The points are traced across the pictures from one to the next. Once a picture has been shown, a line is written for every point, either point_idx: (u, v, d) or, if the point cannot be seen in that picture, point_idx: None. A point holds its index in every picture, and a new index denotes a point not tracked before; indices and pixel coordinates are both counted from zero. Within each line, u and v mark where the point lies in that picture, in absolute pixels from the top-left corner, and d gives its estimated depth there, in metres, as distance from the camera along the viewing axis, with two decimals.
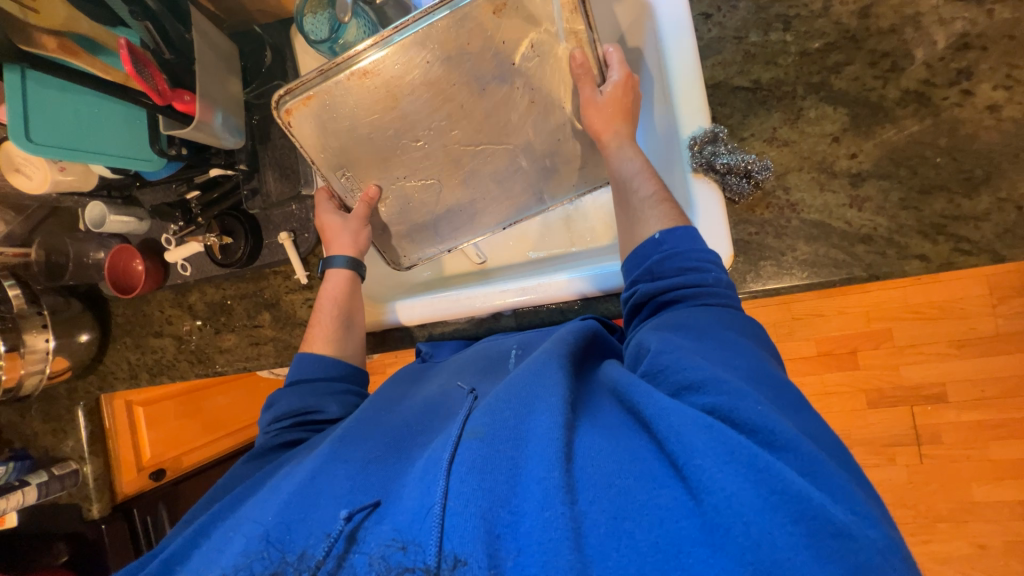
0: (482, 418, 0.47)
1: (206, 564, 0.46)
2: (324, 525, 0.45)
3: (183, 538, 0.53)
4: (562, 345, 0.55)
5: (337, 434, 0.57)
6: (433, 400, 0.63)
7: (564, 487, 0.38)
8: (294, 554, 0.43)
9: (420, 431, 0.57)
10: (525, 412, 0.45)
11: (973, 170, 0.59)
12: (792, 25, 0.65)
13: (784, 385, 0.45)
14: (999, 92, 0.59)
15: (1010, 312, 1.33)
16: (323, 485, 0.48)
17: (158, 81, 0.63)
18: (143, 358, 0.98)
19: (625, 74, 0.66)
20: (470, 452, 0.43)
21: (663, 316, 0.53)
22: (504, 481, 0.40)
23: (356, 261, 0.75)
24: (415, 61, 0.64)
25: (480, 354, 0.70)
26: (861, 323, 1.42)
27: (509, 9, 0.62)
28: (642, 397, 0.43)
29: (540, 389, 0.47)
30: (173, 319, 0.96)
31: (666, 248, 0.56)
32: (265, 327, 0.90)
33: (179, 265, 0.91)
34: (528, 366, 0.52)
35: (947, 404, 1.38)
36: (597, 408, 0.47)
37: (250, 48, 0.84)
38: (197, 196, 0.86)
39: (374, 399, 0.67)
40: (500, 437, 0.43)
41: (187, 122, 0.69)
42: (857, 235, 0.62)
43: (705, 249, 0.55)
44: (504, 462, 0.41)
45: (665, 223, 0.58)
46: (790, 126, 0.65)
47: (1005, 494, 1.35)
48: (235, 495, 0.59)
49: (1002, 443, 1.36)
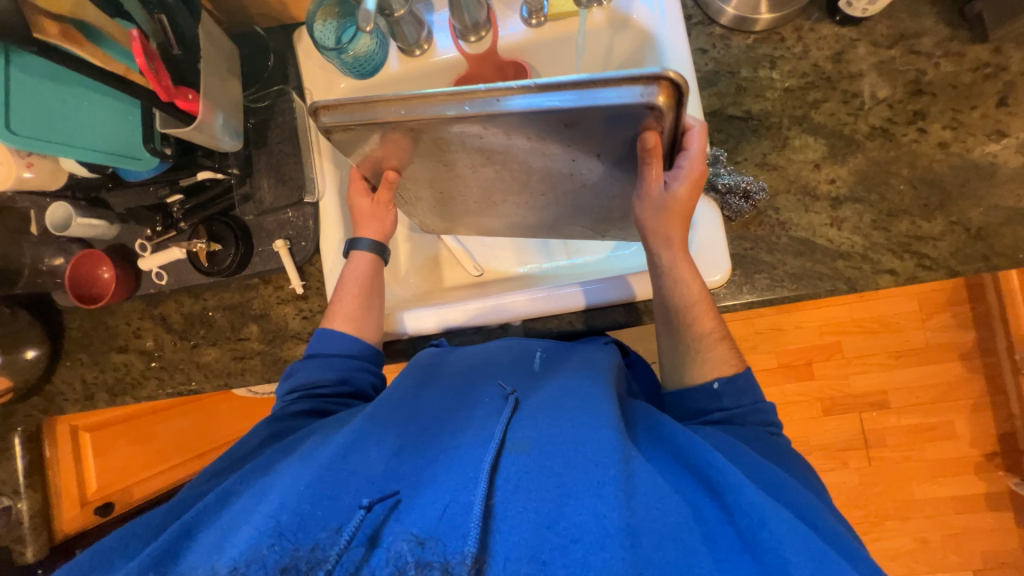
0: (527, 433, 0.47)
1: (208, 555, 0.42)
2: (344, 517, 0.43)
3: (212, 495, 0.50)
4: (598, 369, 0.59)
5: (366, 412, 0.56)
6: (456, 392, 0.61)
7: (625, 530, 0.37)
8: (307, 547, 0.41)
9: (450, 421, 0.56)
10: (578, 433, 0.46)
11: (929, 197, 0.68)
12: (777, 64, 0.73)
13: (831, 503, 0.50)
14: (947, 132, 0.68)
15: (937, 324, 1.51)
16: (356, 464, 0.48)
17: (162, 76, 0.60)
18: (102, 377, 0.89)
19: (697, 169, 0.58)
20: (514, 467, 0.44)
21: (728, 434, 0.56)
22: (552, 499, 0.41)
23: (382, 245, 0.74)
24: (470, 131, 0.54)
25: (506, 347, 0.70)
26: (815, 336, 1.55)
27: (583, 127, 0.51)
28: (717, 463, 0.45)
29: (595, 418, 0.47)
30: (142, 332, 0.88)
31: (726, 404, 0.58)
32: (252, 340, 0.85)
33: (154, 273, 0.84)
34: (580, 390, 0.53)
35: (889, 410, 1.53)
36: (657, 453, 0.48)
37: (248, 51, 0.84)
38: (179, 200, 0.81)
39: (400, 382, 0.63)
40: (546, 452, 0.45)
41: (187, 121, 0.65)
42: (837, 251, 0.70)
43: (767, 411, 0.58)
44: (554, 482, 0.42)
45: (721, 369, 0.60)
46: (778, 153, 0.72)
47: (942, 491, 1.50)
48: (263, 458, 0.56)
49: (936, 444, 1.51)
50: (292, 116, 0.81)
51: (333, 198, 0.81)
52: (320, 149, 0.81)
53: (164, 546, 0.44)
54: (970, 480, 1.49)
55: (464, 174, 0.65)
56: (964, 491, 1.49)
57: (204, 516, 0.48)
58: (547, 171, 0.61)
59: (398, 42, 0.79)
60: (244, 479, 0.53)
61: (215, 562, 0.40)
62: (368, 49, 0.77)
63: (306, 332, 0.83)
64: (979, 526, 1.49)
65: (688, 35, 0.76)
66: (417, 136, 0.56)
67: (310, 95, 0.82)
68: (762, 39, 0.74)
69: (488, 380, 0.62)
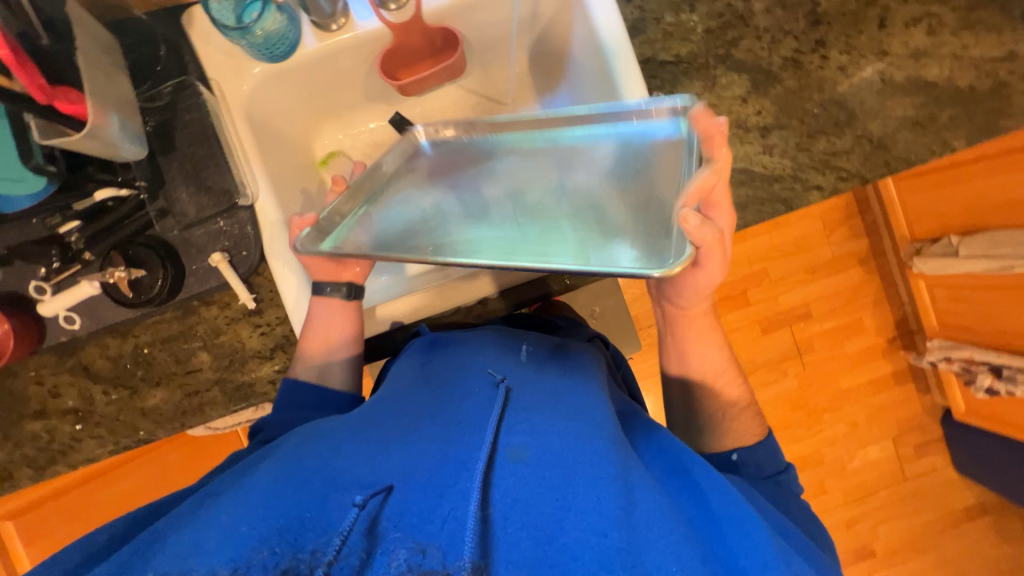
0: (523, 438, 0.46)
1: (183, 552, 0.36)
2: (332, 521, 0.39)
3: (191, 498, 0.45)
4: (593, 383, 0.60)
5: (357, 428, 0.52)
6: (444, 388, 0.59)
7: (624, 551, 0.36)
8: (306, 551, 0.36)
9: (440, 417, 0.53)
10: (576, 443, 0.46)
11: (839, 116, 0.77)
12: (696, 7, 0.77)
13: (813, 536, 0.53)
14: (844, 56, 0.77)
15: (839, 238, 1.72)
16: (342, 468, 0.45)
17: (35, 75, 0.51)
18: (20, 452, 0.75)
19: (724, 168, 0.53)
20: (511, 477, 0.43)
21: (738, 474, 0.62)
22: (550, 511, 0.40)
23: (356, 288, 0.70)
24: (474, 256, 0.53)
25: (489, 335, 0.71)
26: (745, 267, 1.71)
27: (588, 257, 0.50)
28: (713, 492, 0.46)
29: (592, 430, 0.48)
30: (60, 389, 0.75)
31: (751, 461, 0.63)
32: (204, 370, 0.76)
33: (62, 317, 0.71)
34: (586, 404, 0.53)
35: (812, 318, 1.74)
36: (660, 471, 0.49)
37: (129, 41, 0.72)
38: (77, 228, 0.68)
39: (391, 395, 0.59)
40: (544, 461, 0.44)
41: (76, 128, 0.54)
42: (772, 176, 0.76)
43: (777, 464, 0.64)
44: (552, 490, 0.41)
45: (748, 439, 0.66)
46: (710, 92, 0.77)
47: (861, 378, 1.75)
48: (234, 471, 0.50)
49: (852, 340, 1.75)
50: (202, 112, 0.72)
51: (267, 198, 0.72)
52: (243, 148, 0.73)
53: (132, 550, 0.38)
54: (880, 364, 1.75)
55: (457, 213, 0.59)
56: (877, 375, 1.75)
57: (177, 520, 0.41)
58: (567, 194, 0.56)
59: (313, 15, 0.72)
60: (223, 482, 0.48)
61: (186, 566, 0.34)
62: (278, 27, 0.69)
63: (268, 349, 0.75)
64: (892, 400, 1.75)
65: None
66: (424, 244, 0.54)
67: (216, 86, 0.72)
68: None
69: (477, 373, 0.60)
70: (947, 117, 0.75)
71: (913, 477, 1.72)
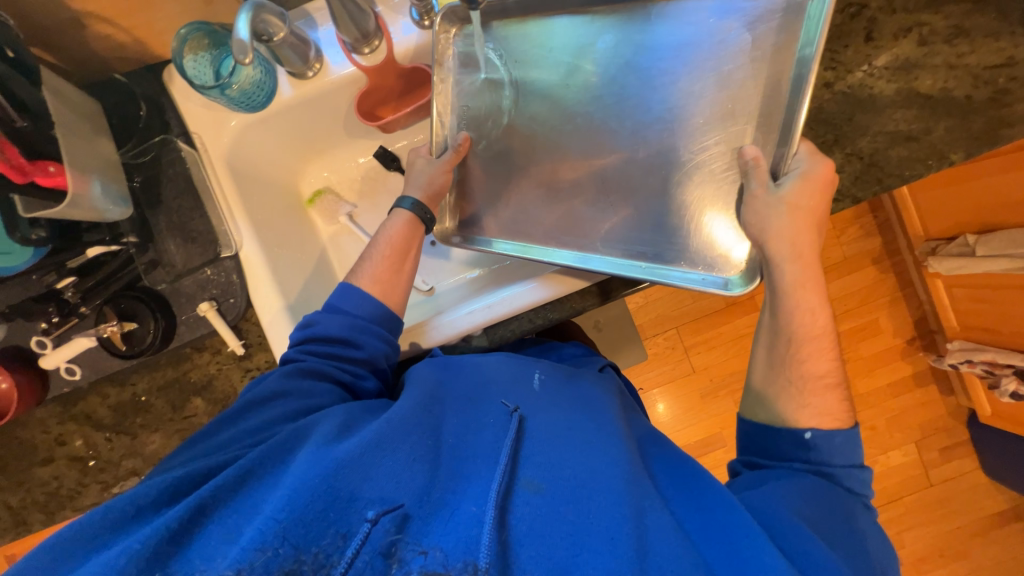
0: (540, 471, 0.48)
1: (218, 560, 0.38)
2: (348, 527, 0.41)
3: (228, 476, 0.45)
4: (602, 404, 0.61)
5: (386, 420, 0.50)
6: (466, 404, 0.59)
7: None
8: (310, 553, 0.39)
9: (460, 442, 0.53)
10: (591, 478, 0.48)
11: (825, 135, 0.75)
12: None
13: (858, 561, 0.49)
14: (829, 72, 0.74)
15: (850, 237, 1.65)
16: (370, 472, 0.45)
17: (11, 154, 0.53)
18: (30, 497, 0.78)
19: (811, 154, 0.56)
20: (529, 509, 0.45)
21: (805, 481, 0.54)
22: (563, 548, 0.42)
23: (424, 206, 0.71)
24: (598, 238, 0.69)
25: (505, 360, 0.66)
26: None
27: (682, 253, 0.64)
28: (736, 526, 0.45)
29: (608, 464, 0.49)
30: (66, 436, 0.78)
31: (812, 456, 0.56)
32: (200, 415, 0.78)
33: (63, 369, 0.74)
34: (602, 441, 0.53)
35: None
36: (675, 502, 0.50)
37: (114, 100, 0.74)
38: (72, 283, 0.71)
39: (409, 394, 0.56)
40: (559, 497, 0.46)
41: (57, 199, 0.57)
42: None
43: (864, 475, 0.57)
44: (565, 526, 0.44)
45: (826, 422, 0.57)
46: None
47: (879, 381, 1.67)
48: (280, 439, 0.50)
49: (867, 342, 1.66)
50: (185, 166, 0.74)
51: (251, 246, 0.74)
52: (224, 196, 0.74)
53: (181, 519, 0.40)
54: (900, 366, 1.66)
55: (568, 172, 0.70)
56: (896, 377, 1.66)
57: (220, 499, 0.43)
58: (656, 167, 0.65)
59: (288, 67, 0.73)
60: (265, 458, 0.48)
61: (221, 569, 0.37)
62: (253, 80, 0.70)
63: None
64: (914, 404, 1.66)
65: None
66: (552, 217, 0.71)
67: (198, 138, 0.74)
68: None
69: (489, 398, 0.59)
70: (942, 129, 0.72)
71: (939, 482, 1.64)
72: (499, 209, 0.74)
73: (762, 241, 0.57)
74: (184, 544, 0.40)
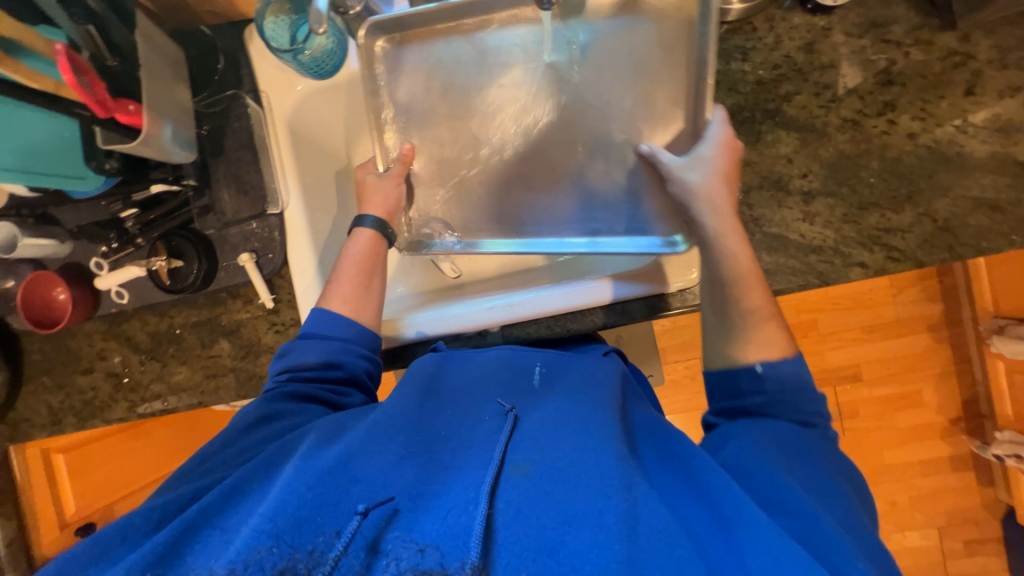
0: (527, 455, 0.46)
1: (214, 558, 0.40)
2: (338, 521, 0.41)
3: (217, 493, 0.47)
4: (602, 390, 0.58)
5: (372, 420, 0.51)
6: (463, 404, 0.59)
7: (625, 564, 0.35)
8: (304, 550, 0.39)
9: (451, 439, 0.53)
10: (579, 459, 0.45)
11: (899, 189, 0.69)
12: (749, 56, 0.72)
13: (868, 539, 0.45)
14: (916, 123, 0.69)
15: (907, 299, 1.51)
16: (359, 469, 0.45)
17: (98, 89, 0.56)
18: (68, 401, 0.85)
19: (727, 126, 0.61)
20: (515, 490, 0.42)
21: (761, 424, 0.54)
22: (553, 524, 0.39)
23: (385, 223, 0.71)
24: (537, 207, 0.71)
25: (505, 355, 0.68)
26: (791, 315, 1.54)
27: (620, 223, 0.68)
28: (731, 505, 0.42)
29: (595, 442, 0.47)
30: (107, 352, 0.85)
31: (768, 389, 0.56)
32: (224, 356, 0.82)
33: (114, 292, 0.80)
34: (592, 421, 0.51)
35: (862, 382, 1.54)
36: (663, 484, 0.47)
37: (197, 52, 0.79)
38: (135, 215, 0.77)
39: (400, 393, 0.58)
40: (549, 479, 0.43)
41: (131, 136, 0.61)
42: (810, 246, 0.70)
43: (815, 400, 0.56)
44: (554, 507, 0.40)
45: (772, 351, 0.57)
46: (751, 148, 0.72)
47: (910, 455, 1.54)
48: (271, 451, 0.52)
49: (906, 412, 1.54)
50: (249, 122, 0.78)
51: (298, 207, 0.77)
52: (280, 157, 0.78)
53: (168, 541, 0.42)
54: (936, 444, 1.53)
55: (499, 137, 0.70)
56: (931, 455, 1.53)
57: (208, 515, 0.45)
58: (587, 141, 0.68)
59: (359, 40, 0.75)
60: (253, 475, 0.50)
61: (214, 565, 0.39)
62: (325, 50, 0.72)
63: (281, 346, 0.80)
64: (945, 486, 1.54)
65: None
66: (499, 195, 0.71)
67: (266, 99, 0.78)
68: (733, 30, 0.73)
69: (486, 396, 0.59)
70: None
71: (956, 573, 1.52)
72: (456, 210, 0.73)
73: (688, 199, 0.61)
74: (170, 565, 0.41)
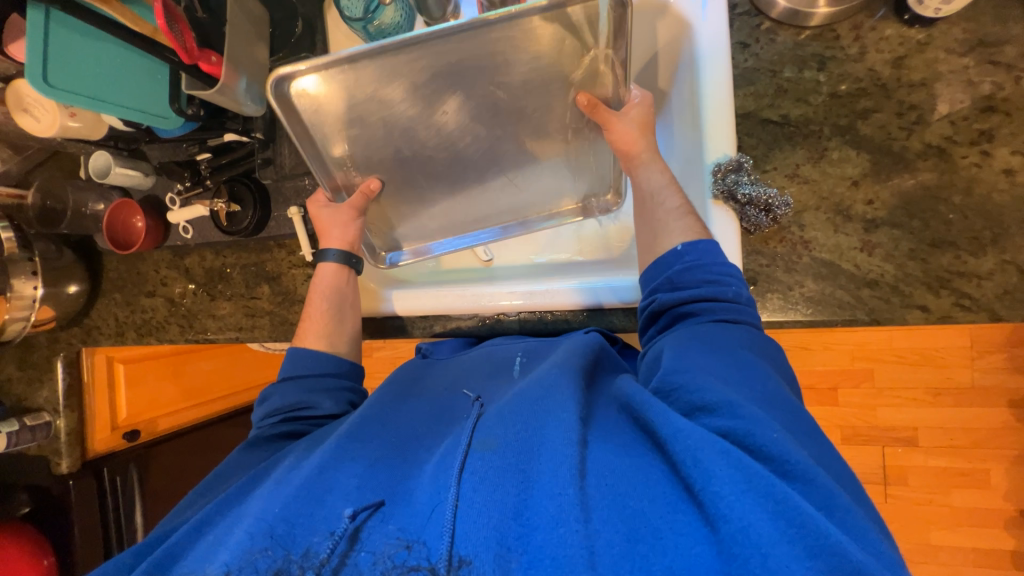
0: (492, 430, 0.47)
1: (202, 562, 0.44)
2: (330, 523, 0.43)
3: (187, 527, 0.50)
4: (571, 356, 0.55)
5: (344, 429, 0.55)
6: (439, 407, 0.61)
7: (578, 505, 0.37)
8: (298, 552, 0.41)
9: (427, 438, 0.55)
10: (536, 430, 0.45)
11: (982, 230, 0.61)
12: (826, 66, 0.67)
13: (797, 409, 0.45)
14: (1016, 157, 0.60)
15: (988, 365, 1.32)
16: (332, 481, 0.47)
17: (187, 38, 0.63)
18: (132, 317, 0.96)
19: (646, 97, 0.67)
20: (483, 462, 0.43)
21: (681, 329, 0.53)
22: (516, 492, 0.40)
23: (348, 254, 0.74)
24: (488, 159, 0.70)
25: (486, 356, 0.69)
26: (845, 360, 1.40)
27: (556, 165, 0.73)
28: (659, 414, 0.43)
29: (550, 402, 0.47)
30: (168, 280, 0.94)
31: (690, 258, 0.57)
32: (263, 299, 0.89)
33: (181, 227, 0.89)
34: (540, 377, 0.52)
35: (916, 448, 1.38)
36: (606, 420, 0.47)
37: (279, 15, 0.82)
38: (208, 159, 0.85)
39: (375, 399, 0.63)
40: (511, 448, 0.44)
41: (210, 84, 0.69)
42: (864, 279, 0.64)
43: (725, 262, 0.56)
44: (516, 472, 0.41)
45: (688, 236, 0.59)
46: (813, 165, 0.66)
47: (960, 540, 1.36)
48: (242, 482, 0.56)
49: (965, 491, 1.35)
50: None
51: None
52: None
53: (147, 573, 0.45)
54: (996, 534, 1.34)
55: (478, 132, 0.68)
56: (989, 545, 1.35)
57: (183, 547, 0.48)
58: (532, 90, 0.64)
59: (424, 16, 0.77)
60: (220, 508, 0.52)
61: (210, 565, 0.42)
62: (394, 21, 0.75)
63: None
64: None
65: (731, 26, 0.71)
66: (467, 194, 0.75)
67: None
68: (815, 37, 0.68)
69: (456, 393, 0.62)
70: None
71: None
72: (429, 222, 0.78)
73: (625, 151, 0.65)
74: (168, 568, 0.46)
